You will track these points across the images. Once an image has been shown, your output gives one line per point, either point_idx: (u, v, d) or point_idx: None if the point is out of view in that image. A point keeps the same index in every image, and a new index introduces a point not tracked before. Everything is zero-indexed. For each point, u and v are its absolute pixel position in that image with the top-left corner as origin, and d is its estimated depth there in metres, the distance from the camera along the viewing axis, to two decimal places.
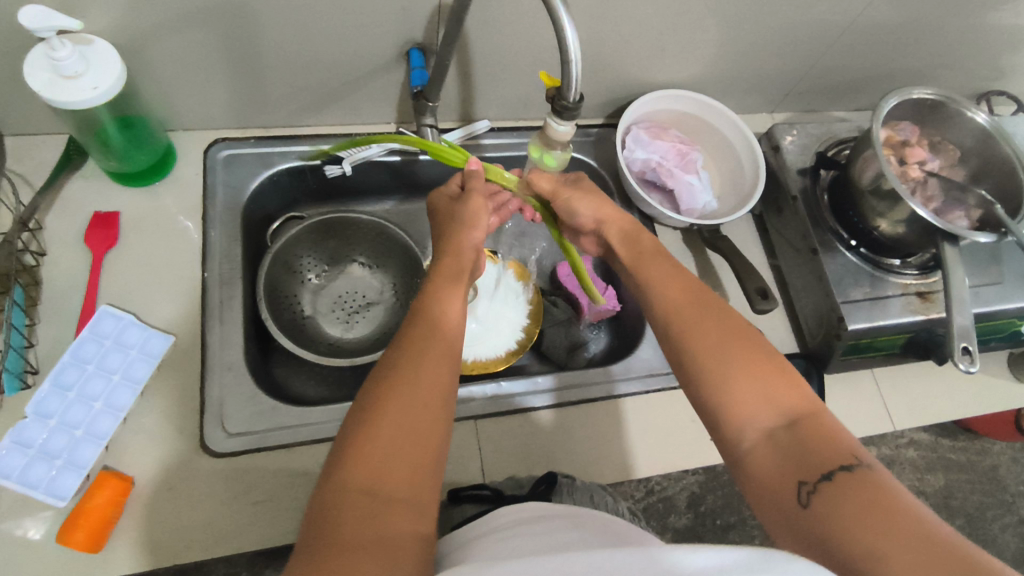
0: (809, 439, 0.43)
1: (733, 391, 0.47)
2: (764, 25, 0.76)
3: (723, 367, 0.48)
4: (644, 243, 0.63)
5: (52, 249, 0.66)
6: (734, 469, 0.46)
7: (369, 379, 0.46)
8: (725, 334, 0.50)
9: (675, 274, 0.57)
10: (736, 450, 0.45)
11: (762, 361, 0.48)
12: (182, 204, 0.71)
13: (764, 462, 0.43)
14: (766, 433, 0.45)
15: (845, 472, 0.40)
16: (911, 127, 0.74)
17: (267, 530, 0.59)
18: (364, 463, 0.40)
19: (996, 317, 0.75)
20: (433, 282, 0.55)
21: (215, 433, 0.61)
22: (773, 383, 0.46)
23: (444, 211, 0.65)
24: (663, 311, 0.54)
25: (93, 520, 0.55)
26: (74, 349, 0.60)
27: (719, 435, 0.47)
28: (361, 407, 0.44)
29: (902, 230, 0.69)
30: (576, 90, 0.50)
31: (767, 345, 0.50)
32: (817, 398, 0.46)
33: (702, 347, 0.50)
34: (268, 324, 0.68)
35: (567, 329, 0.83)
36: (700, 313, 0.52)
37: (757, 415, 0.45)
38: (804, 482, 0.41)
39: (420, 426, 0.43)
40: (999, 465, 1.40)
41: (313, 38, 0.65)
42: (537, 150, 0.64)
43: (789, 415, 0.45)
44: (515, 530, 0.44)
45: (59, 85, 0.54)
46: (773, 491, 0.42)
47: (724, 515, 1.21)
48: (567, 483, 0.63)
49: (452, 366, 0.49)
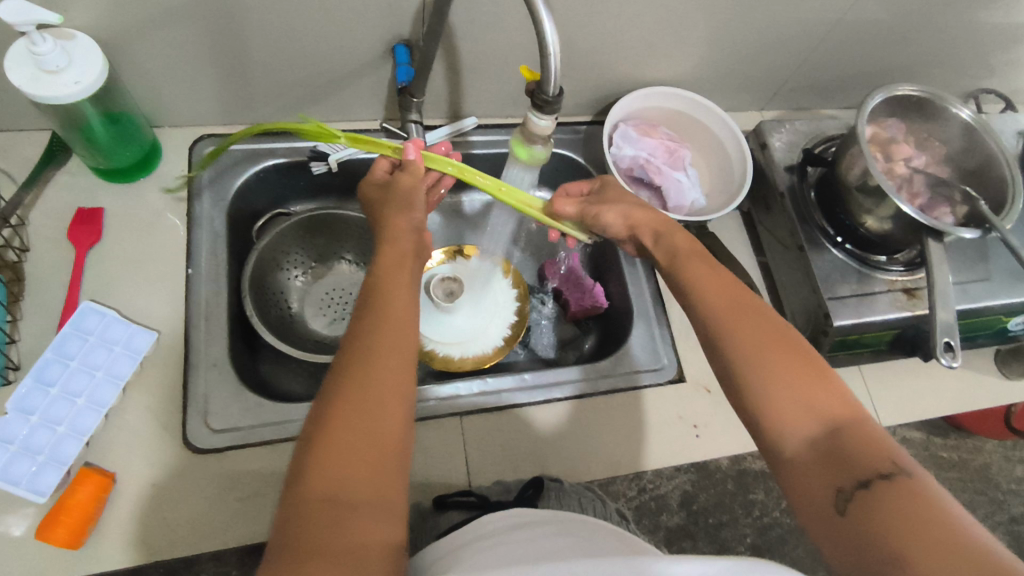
0: (849, 446, 0.43)
1: (772, 396, 0.46)
2: (751, 23, 0.76)
3: (763, 374, 0.47)
4: (677, 242, 0.60)
5: (36, 245, 0.66)
6: (773, 471, 0.46)
7: (324, 384, 0.45)
8: (764, 338, 0.49)
9: (713, 272, 0.56)
10: (775, 453, 0.46)
11: (801, 364, 0.47)
12: (168, 199, 0.71)
13: (804, 468, 0.43)
14: (807, 441, 0.44)
15: (883, 481, 0.40)
16: (899, 124, 0.74)
17: (250, 527, 0.59)
18: (325, 470, 0.40)
19: (984, 313, 0.75)
20: (383, 275, 0.53)
21: (199, 430, 0.62)
22: (810, 389, 0.46)
23: (376, 200, 0.62)
24: (703, 314, 0.53)
25: (75, 516, 0.54)
26: (57, 345, 0.60)
27: (758, 439, 0.47)
28: (319, 417, 0.43)
29: (888, 227, 0.69)
30: (556, 84, 0.50)
31: (806, 349, 0.49)
32: (859, 405, 0.46)
33: (743, 352, 0.49)
34: (253, 320, 0.68)
35: (555, 325, 0.84)
36: (736, 313, 0.51)
37: (796, 423, 0.45)
38: (841, 489, 0.41)
39: (376, 428, 0.43)
40: (990, 463, 1.41)
41: (299, 34, 0.64)
42: (519, 146, 0.65)
43: (829, 422, 0.44)
44: (502, 537, 0.44)
45: (41, 80, 0.54)
46: (811, 493, 0.43)
47: (716, 513, 1.22)
48: (555, 487, 0.63)
49: (409, 361, 0.48)
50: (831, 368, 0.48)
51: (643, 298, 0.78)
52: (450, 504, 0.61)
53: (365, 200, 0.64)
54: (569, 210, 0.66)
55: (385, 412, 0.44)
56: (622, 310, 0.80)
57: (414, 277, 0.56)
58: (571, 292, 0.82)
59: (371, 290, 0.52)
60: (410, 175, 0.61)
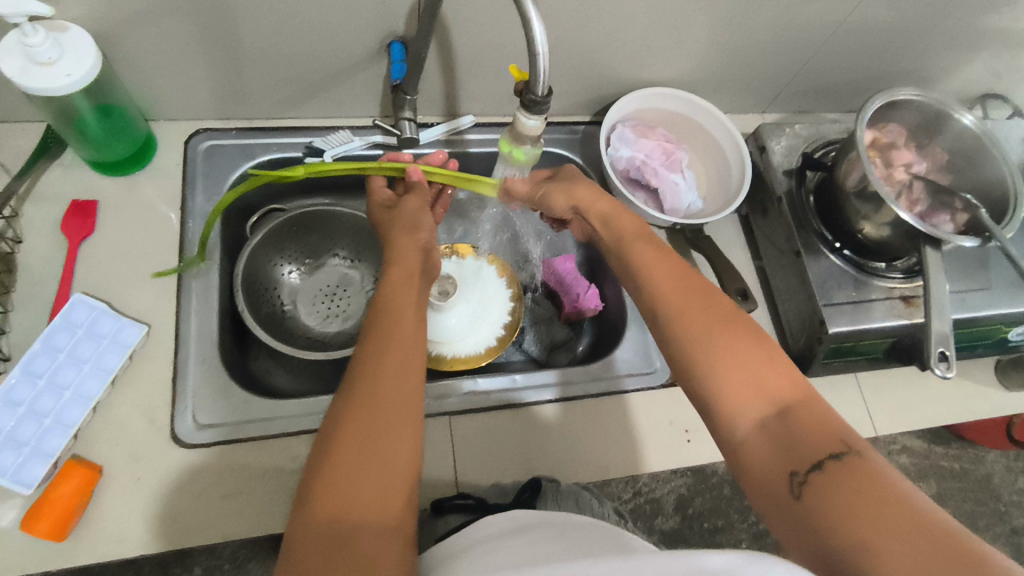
0: (801, 427, 0.42)
1: (723, 383, 0.46)
2: (751, 23, 0.75)
3: (713, 362, 0.47)
4: (621, 224, 0.60)
5: (29, 237, 0.66)
6: (729, 460, 0.45)
7: (332, 407, 0.45)
8: (714, 322, 0.49)
9: (661, 256, 0.56)
10: (730, 442, 0.45)
11: (750, 346, 0.47)
12: (161, 193, 0.71)
13: (757, 454, 0.43)
14: (758, 424, 0.44)
15: (836, 461, 0.39)
16: (899, 129, 0.73)
17: (234, 525, 0.59)
18: (331, 493, 0.40)
19: (984, 323, 0.74)
20: (383, 294, 0.55)
21: (185, 425, 0.62)
22: (758, 369, 0.46)
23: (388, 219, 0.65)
24: (653, 297, 0.53)
25: (58, 509, 0.54)
26: (46, 337, 0.60)
27: (711, 427, 0.46)
28: (324, 441, 0.43)
29: (887, 233, 0.68)
30: (545, 84, 0.49)
31: (755, 331, 0.48)
32: (807, 385, 0.45)
33: (690, 338, 0.48)
34: (245, 316, 0.68)
35: (549, 328, 0.82)
36: (687, 299, 0.51)
37: (749, 409, 0.44)
38: (795, 471, 0.40)
39: (385, 447, 0.42)
40: (993, 474, 1.40)
41: (294, 28, 0.64)
42: (507, 145, 0.65)
43: (778, 404, 0.44)
44: (503, 540, 0.44)
45: (34, 72, 0.54)
46: (766, 479, 0.42)
47: (711, 517, 1.21)
48: (552, 488, 0.62)
49: (416, 379, 0.48)
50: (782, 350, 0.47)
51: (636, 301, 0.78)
52: (447, 508, 0.60)
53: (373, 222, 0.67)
54: (522, 189, 0.66)
55: (394, 430, 0.43)
56: (616, 312, 0.80)
57: (422, 295, 0.57)
58: (566, 293, 0.82)
59: (376, 313, 0.52)
60: (416, 198, 0.65)
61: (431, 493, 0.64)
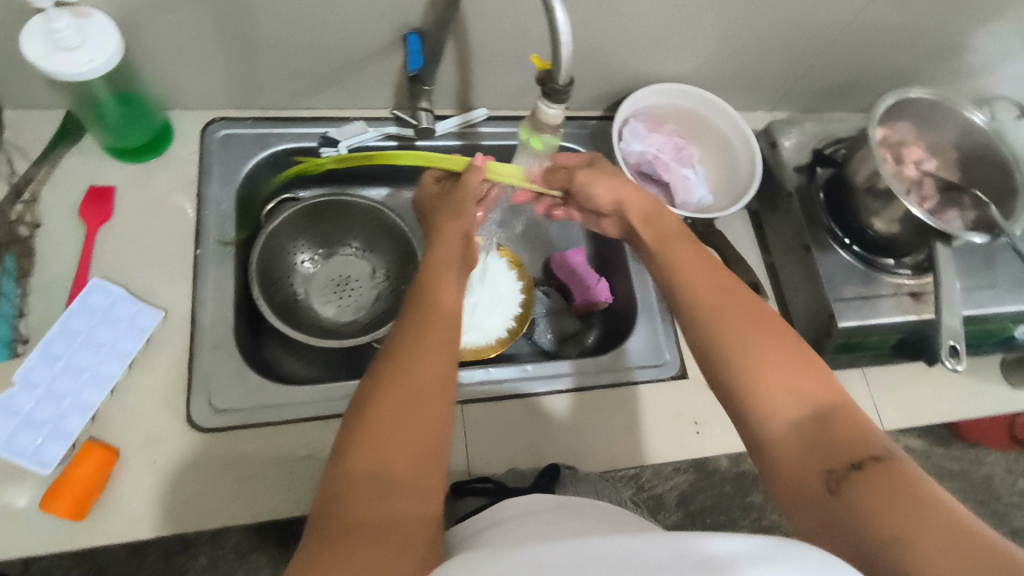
0: (836, 430, 0.43)
1: (758, 380, 0.46)
2: (764, 21, 0.75)
3: (749, 361, 0.47)
4: (666, 224, 0.60)
5: (46, 222, 0.67)
6: (756, 456, 0.46)
7: (370, 373, 0.46)
8: (748, 323, 0.49)
9: (699, 256, 0.55)
10: (760, 437, 0.45)
11: (788, 350, 0.47)
12: (178, 181, 0.72)
13: (789, 451, 0.43)
14: (792, 423, 0.44)
15: (872, 463, 0.40)
16: (909, 127, 0.74)
17: (248, 509, 0.59)
18: (369, 452, 0.42)
19: (989, 320, 0.74)
20: (430, 274, 0.56)
21: (201, 409, 0.62)
22: (794, 370, 0.46)
23: (432, 206, 0.65)
24: (687, 294, 0.53)
25: (75, 489, 0.55)
26: (64, 320, 0.61)
27: (740, 422, 0.47)
28: (362, 401, 0.44)
29: (896, 229, 0.69)
30: (567, 73, 0.50)
31: (791, 335, 0.48)
32: (841, 390, 0.46)
33: (724, 334, 0.48)
34: (259, 303, 0.68)
35: (559, 319, 0.85)
36: (724, 301, 0.51)
37: (782, 408, 0.45)
38: (831, 471, 0.41)
39: (423, 414, 0.44)
40: (993, 475, 1.41)
41: (313, 19, 0.65)
42: (526, 133, 0.66)
43: (814, 405, 0.44)
44: (525, 520, 0.46)
45: (57, 57, 0.55)
46: (799, 476, 0.43)
47: (713, 514, 1.22)
48: (571, 475, 0.62)
49: (454, 355, 0.49)
50: (816, 355, 0.48)
51: (647, 295, 0.78)
52: (466, 491, 0.62)
53: (421, 207, 0.67)
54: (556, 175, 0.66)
55: (429, 403, 0.44)
56: (626, 305, 0.80)
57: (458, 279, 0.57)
58: (577, 284, 0.82)
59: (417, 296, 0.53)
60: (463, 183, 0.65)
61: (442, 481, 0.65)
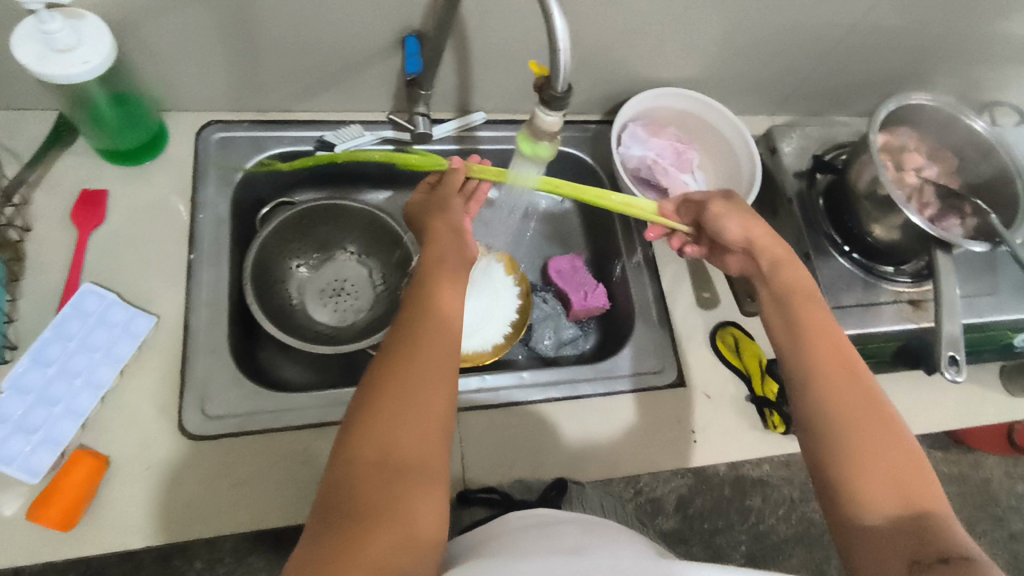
0: (930, 529, 0.43)
1: (861, 465, 0.47)
2: (766, 24, 0.75)
3: (858, 446, 0.47)
4: (789, 281, 0.58)
5: (38, 225, 0.66)
6: (838, 534, 0.46)
7: (373, 364, 0.49)
8: (864, 408, 0.49)
9: (824, 329, 0.54)
10: (848, 518, 0.46)
11: (898, 444, 0.47)
12: (173, 183, 0.71)
13: (876, 537, 0.44)
14: (888, 513, 0.44)
15: (960, 563, 0.40)
16: (910, 133, 0.73)
17: (244, 516, 0.59)
18: (373, 439, 0.44)
19: (990, 327, 0.74)
20: (426, 265, 0.56)
21: (194, 416, 0.62)
22: (902, 466, 0.46)
23: (422, 204, 0.64)
24: (802, 364, 0.53)
25: (66, 496, 0.55)
26: (57, 325, 0.60)
27: (831, 502, 0.47)
28: (365, 390, 0.47)
29: (897, 236, 0.68)
30: (565, 80, 0.49)
31: (905, 433, 0.48)
32: (944, 499, 0.46)
33: (841, 417, 0.49)
34: (254, 309, 0.67)
35: (556, 324, 0.82)
36: (843, 381, 0.51)
37: (879, 497, 0.45)
38: (917, 561, 0.42)
39: (423, 406, 0.46)
40: (991, 479, 1.40)
41: (311, 20, 0.64)
42: (525, 142, 0.59)
43: (913, 502, 0.45)
44: (533, 533, 0.47)
45: (50, 58, 0.54)
46: (879, 560, 0.43)
47: (712, 518, 1.21)
48: (577, 489, 0.66)
49: (454, 347, 0.51)
50: (927, 459, 0.48)
51: (646, 300, 0.78)
52: (474, 500, 0.63)
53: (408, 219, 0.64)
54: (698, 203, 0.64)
55: (429, 390, 0.47)
56: (625, 311, 0.80)
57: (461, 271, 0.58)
58: (573, 290, 0.81)
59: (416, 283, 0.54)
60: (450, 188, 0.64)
61: None
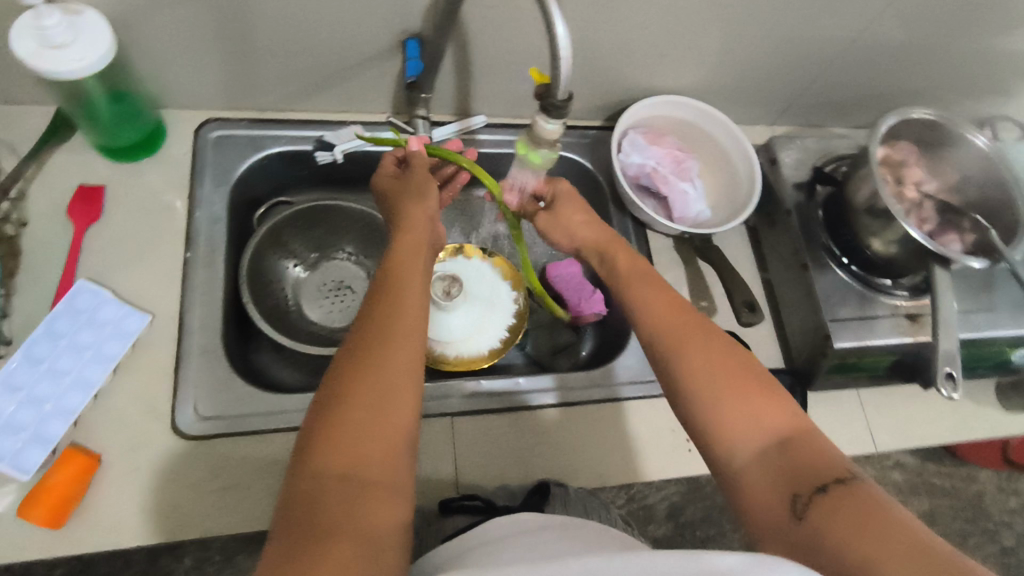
0: (799, 457, 0.45)
1: (724, 415, 0.47)
2: (766, 36, 0.75)
3: (714, 396, 0.48)
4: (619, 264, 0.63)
5: (34, 220, 0.66)
6: (723, 483, 0.47)
7: (335, 369, 0.47)
8: (710, 356, 0.50)
9: (659, 291, 0.57)
10: (728, 464, 0.47)
11: (746, 378, 0.49)
12: (169, 181, 0.70)
13: (755, 477, 0.45)
14: (757, 453, 0.46)
15: (836, 485, 0.42)
16: (911, 147, 0.73)
17: (230, 518, 0.58)
18: (336, 452, 0.42)
19: (987, 343, 0.74)
20: (395, 264, 0.56)
21: (185, 416, 0.61)
22: (755, 399, 0.48)
23: (393, 193, 0.65)
24: (651, 328, 0.54)
25: (54, 497, 0.54)
26: (48, 322, 0.60)
27: (708, 457, 0.48)
28: (331, 395, 0.45)
29: (894, 250, 0.68)
30: (566, 88, 0.49)
31: (753, 365, 0.50)
32: (802, 414, 0.48)
33: (689, 373, 0.50)
34: (249, 308, 0.68)
35: (551, 331, 0.83)
36: (683, 332, 0.53)
37: (746, 438, 0.46)
38: (797, 494, 0.43)
39: (393, 412, 0.45)
40: (984, 493, 1.40)
41: (310, 21, 0.64)
42: (524, 148, 0.59)
43: (778, 433, 0.46)
44: (514, 540, 0.47)
45: (47, 54, 0.54)
46: (763, 498, 0.44)
47: (703, 526, 1.21)
48: (560, 494, 0.62)
49: (421, 345, 0.50)
50: (775, 381, 0.50)
51: None
52: (454, 508, 0.61)
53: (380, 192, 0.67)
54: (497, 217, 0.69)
55: (399, 392, 0.46)
56: (621, 317, 0.80)
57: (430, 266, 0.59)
58: (571, 294, 0.82)
59: (383, 281, 0.54)
60: (423, 167, 0.65)
61: (430, 494, 0.64)
